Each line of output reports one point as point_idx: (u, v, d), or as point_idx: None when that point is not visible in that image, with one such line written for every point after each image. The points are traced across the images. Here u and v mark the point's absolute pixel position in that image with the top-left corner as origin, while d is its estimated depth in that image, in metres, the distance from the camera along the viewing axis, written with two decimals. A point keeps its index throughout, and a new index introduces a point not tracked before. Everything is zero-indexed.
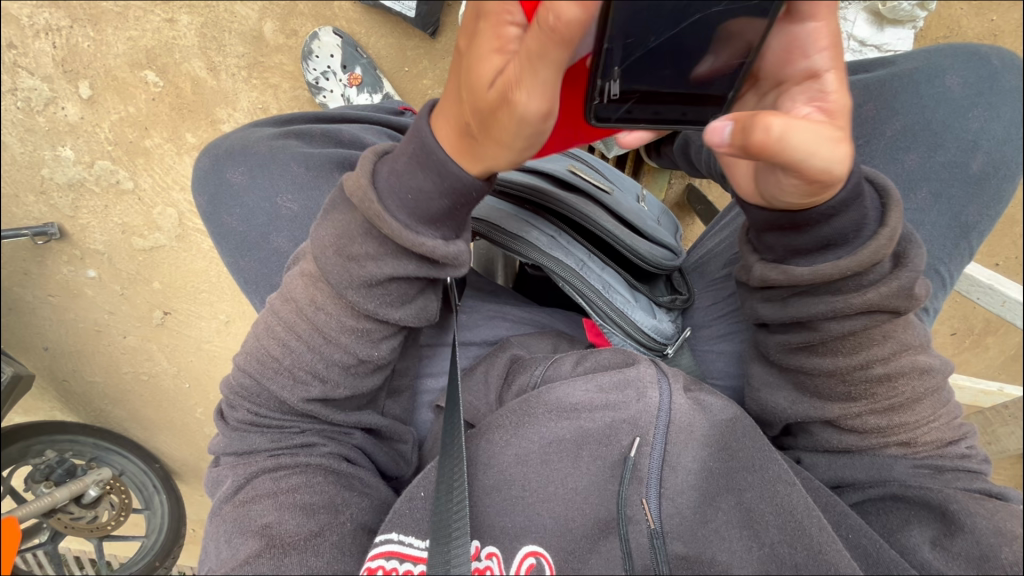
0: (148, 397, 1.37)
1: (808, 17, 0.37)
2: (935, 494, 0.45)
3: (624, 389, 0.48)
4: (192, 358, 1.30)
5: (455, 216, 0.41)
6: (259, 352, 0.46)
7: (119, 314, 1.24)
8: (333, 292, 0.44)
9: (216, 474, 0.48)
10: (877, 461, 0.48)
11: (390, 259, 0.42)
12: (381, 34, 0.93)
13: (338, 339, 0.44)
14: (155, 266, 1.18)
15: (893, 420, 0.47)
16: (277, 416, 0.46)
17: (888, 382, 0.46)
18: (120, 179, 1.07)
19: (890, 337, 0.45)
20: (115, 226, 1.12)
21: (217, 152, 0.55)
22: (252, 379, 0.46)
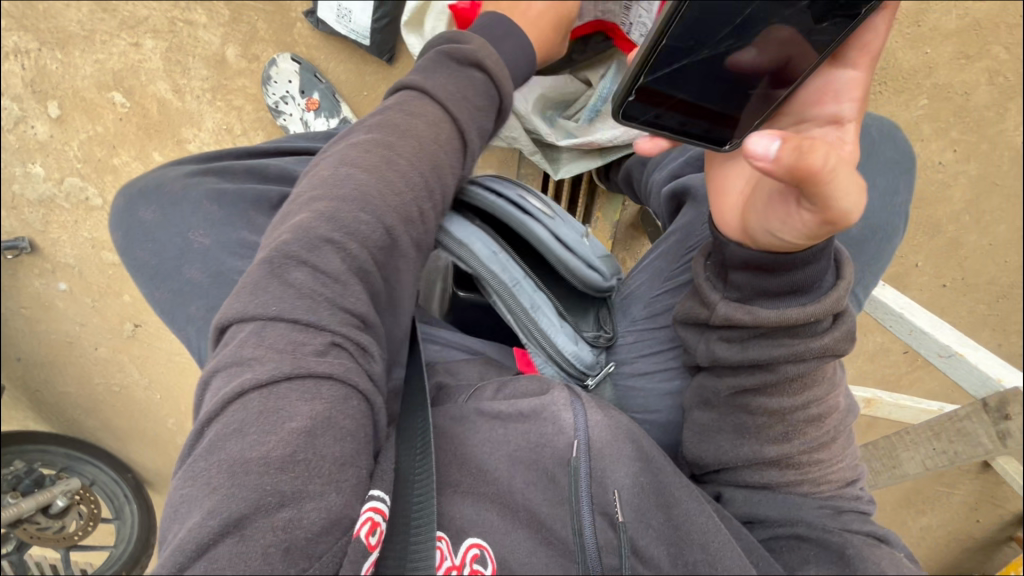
0: (120, 407, 1.39)
1: (848, 67, 0.43)
2: (835, 537, 0.46)
3: (540, 416, 0.50)
4: (162, 369, 1.32)
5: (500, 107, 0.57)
6: (351, 203, 0.42)
7: (90, 326, 1.26)
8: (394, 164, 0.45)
9: (240, 355, 0.36)
10: (789, 501, 0.50)
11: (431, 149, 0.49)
12: (340, 59, 0.95)
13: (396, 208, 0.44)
14: (124, 280, 1.20)
15: (813, 458, 0.50)
16: (333, 282, 0.39)
17: (817, 422, 0.49)
18: (89, 196, 1.09)
19: (826, 379, 0.49)
20: (85, 240, 1.15)
21: (133, 194, 0.54)
22: (325, 225, 0.41)
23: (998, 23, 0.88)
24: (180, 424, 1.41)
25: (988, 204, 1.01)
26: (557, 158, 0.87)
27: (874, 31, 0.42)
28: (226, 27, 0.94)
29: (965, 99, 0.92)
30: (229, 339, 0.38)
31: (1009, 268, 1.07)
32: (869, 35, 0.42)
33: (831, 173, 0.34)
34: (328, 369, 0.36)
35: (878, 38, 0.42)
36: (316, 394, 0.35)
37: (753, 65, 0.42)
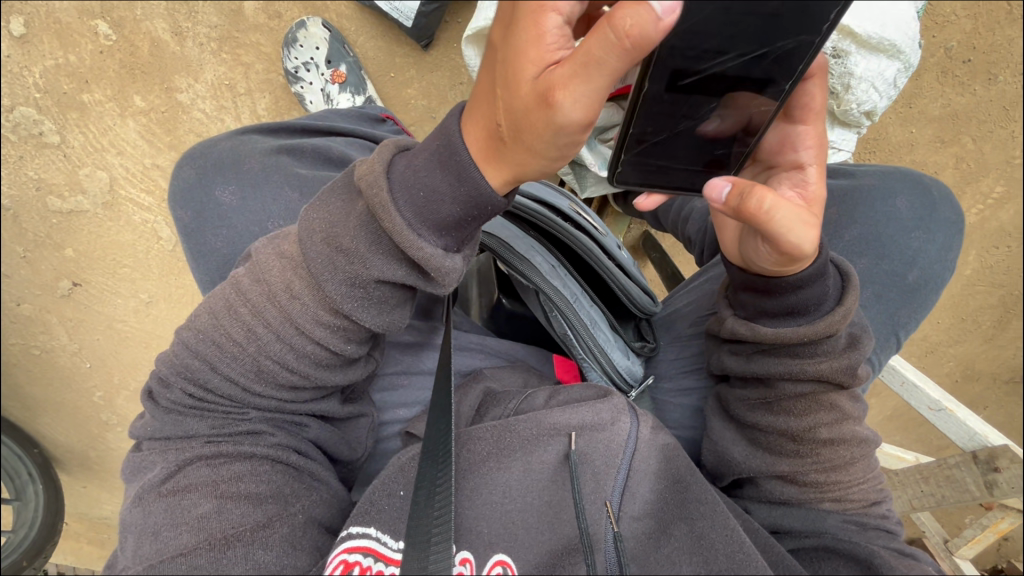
0: (37, 373, 1.22)
1: (800, 120, 0.44)
2: (863, 547, 0.44)
3: (595, 419, 0.49)
4: (99, 336, 1.18)
5: (461, 227, 0.39)
6: (210, 330, 0.43)
7: (17, 278, 1.10)
8: (311, 280, 0.41)
9: (149, 455, 0.45)
10: (812, 514, 0.48)
11: (380, 259, 0.40)
12: (371, 35, 0.92)
13: (310, 330, 0.42)
14: (69, 233, 1.05)
15: (832, 477, 0.47)
16: (216, 398, 0.45)
17: (832, 446, 0.47)
18: (44, 131, 0.95)
19: (837, 405, 0.47)
20: (29, 181, 0.99)
21: (205, 166, 0.54)
22: (190, 356, 0.44)
23: (968, 117, 1.00)
24: (110, 398, 1.27)
25: None
26: (585, 176, 0.87)
27: (810, 95, 0.43)
28: None
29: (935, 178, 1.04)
30: (141, 450, 0.47)
31: (938, 329, 1.22)
32: (808, 95, 0.43)
33: (767, 214, 0.39)
34: (215, 452, 0.44)
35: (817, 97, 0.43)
36: (216, 476, 0.43)
37: (718, 128, 0.44)
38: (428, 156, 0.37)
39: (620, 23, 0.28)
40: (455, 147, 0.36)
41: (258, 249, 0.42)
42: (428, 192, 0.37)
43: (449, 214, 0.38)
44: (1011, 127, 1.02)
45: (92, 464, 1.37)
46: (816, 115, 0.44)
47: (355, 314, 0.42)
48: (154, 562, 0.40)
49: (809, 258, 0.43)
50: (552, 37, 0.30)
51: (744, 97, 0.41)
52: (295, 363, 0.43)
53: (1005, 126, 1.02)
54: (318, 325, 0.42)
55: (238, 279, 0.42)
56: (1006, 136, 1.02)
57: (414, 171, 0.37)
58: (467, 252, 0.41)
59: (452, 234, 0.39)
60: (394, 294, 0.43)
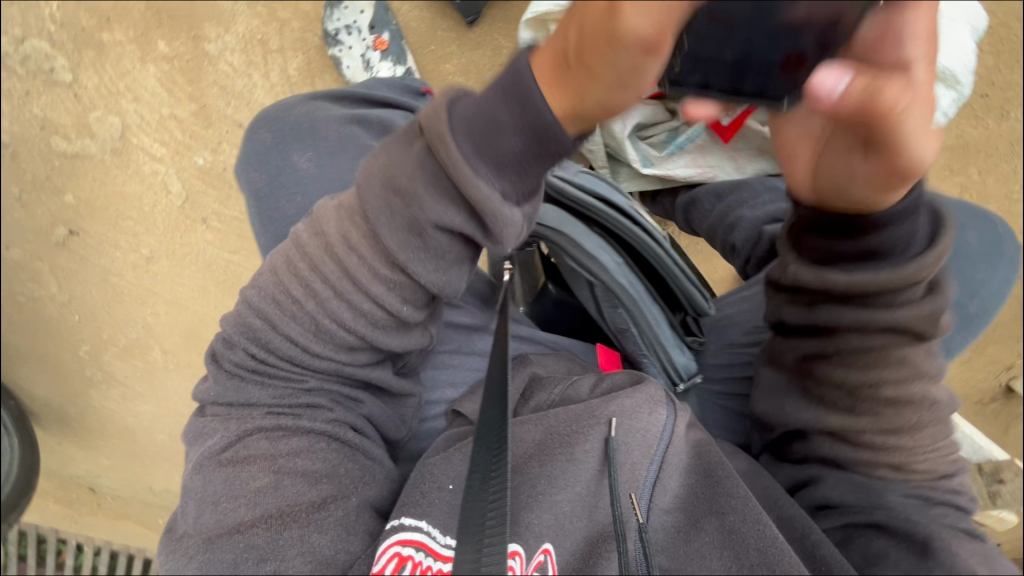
0: (22, 321, 1.17)
1: (907, 11, 0.38)
2: (918, 528, 0.45)
3: (637, 408, 0.50)
4: (92, 289, 1.13)
5: (521, 165, 0.40)
6: (270, 288, 0.43)
7: (10, 220, 1.05)
8: (372, 233, 0.41)
9: (205, 423, 0.45)
10: (868, 485, 0.48)
11: (437, 203, 0.40)
12: (415, 5, 0.91)
13: (367, 285, 0.42)
14: (71, 178, 1.00)
15: (894, 440, 0.48)
16: (278, 364, 0.44)
17: (895, 406, 0.48)
18: (56, 67, 0.91)
19: (906, 362, 0.48)
20: (33, 118, 0.94)
21: (283, 131, 0.56)
22: (253, 316, 0.43)
23: (979, 149, 1.05)
24: (96, 353, 1.22)
25: None
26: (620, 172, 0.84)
27: None
28: None
29: None
30: (202, 415, 0.46)
31: None
32: None
33: (872, 92, 0.39)
34: (272, 424, 0.44)
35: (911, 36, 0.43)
36: (274, 448, 0.43)
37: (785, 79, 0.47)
38: (496, 91, 0.39)
39: None
40: (525, 87, 0.39)
41: (321, 206, 0.43)
42: (489, 122, 0.39)
43: (511, 147, 0.39)
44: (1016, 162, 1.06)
45: (69, 420, 1.33)
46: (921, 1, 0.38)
47: (410, 265, 0.42)
48: (213, 535, 0.40)
49: (909, 180, 0.44)
50: None
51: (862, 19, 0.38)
52: (360, 327, 0.43)
53: (1010, 162, 1.06)
54: (375, 280, 0.42)
55: (299, 236, 0.42)
56: (1011, 170, 1.07)
57: (478, 112, 0.39)
58: (526, 206, 0.42)
59: (512, 169, 0.40)
60: (451, 248, 0.43)
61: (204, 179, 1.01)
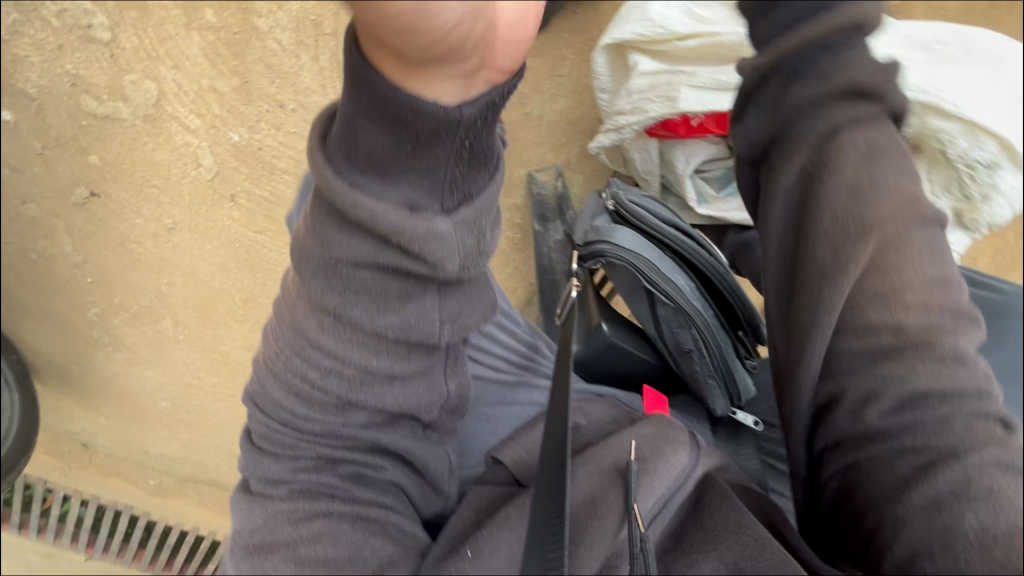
0: (30, 279, 1.14)
1: None
2: (917, 425, 0.47)
3: (652, 446, 0.51)
4: (109, 254, 1.10)
5: (412, 163, 0.36)
6: (265, 363, 0.43)
7: (29, 175, 1.01)
8: (314, 296, 0.38)
9: (237, 506, 0.46)
10: (877, 373, 0.49)
11: (344, 239, 0.36)
12: None
13: (331, 348, 0.39)
14: (98, 139, 0.96)
15: (875, 280, 0.50)
16: (284, 438, 0.43)
17: (872, 237, 0.50)
18: (94, 24, 0.88)
19: (891, 196, 0.51)
20: (65, 75, 0.90)
21: None
22: (253, 391, 0.44)
23: None
24: (105, 317, 1.19)
25: None
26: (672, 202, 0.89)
27: None
28: None
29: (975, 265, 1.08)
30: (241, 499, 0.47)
31: None
32: None
33: None
34: (290, 497, 0.43)
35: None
36: (297, 532, 0.42)
37: None
38: (350, 93, 0.34)
39: None
40: (377, 85, 0.33)
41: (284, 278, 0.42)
42: (347, 128, 0.35)
43: (377, 146, 0.35)
44: None
45: (71, 379, 1.30)
46: None
47: (346, 311, 0.38)
48: None
49: None
50: None
51: None
52: (345, 385, 0.41)
53: None
54: (338, 342, 0.39)
55: (276, 315, 0.42)
56: None
57: (348, 132, 0.35)
58: (447, 210, 0.37)
59: (398, 171, 0.36)
60: (392, 281, 0.38)
61: (239, 156, 0.97)
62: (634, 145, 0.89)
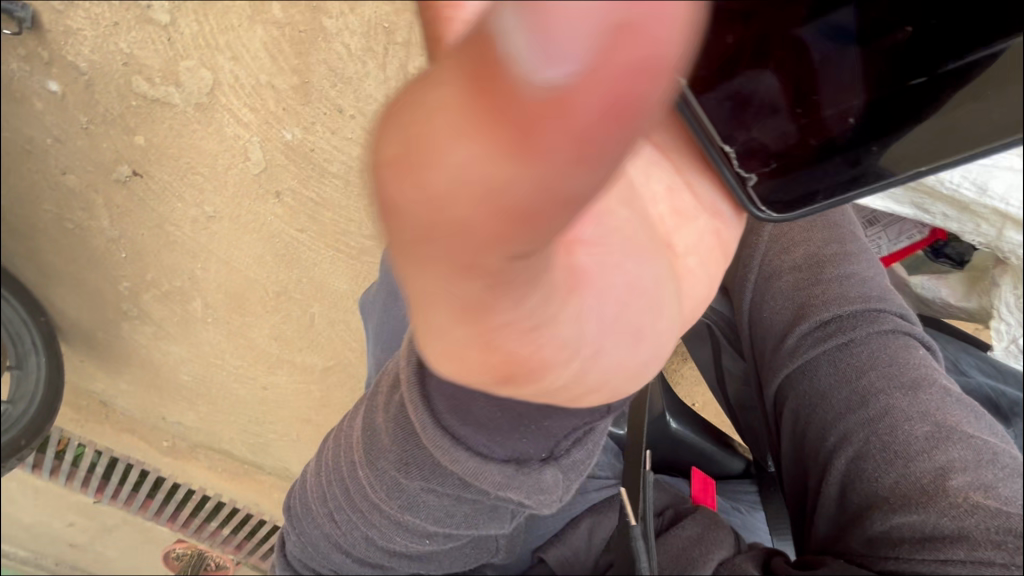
0: (63, 246, 1.12)
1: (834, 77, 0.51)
2: (885, 415, 0.64)
3: (693, 543, 0.56)
4: (144, 232, 1.07)
5: (515, 434, 0.41)
6: (320, 505, 0.50)
7: (69, 147, 0.96)
8: (382, 499, 0.45)
9: None
10: (847, 378, 0.69)
11: (433, 476, 0.43)
12: None
13: (393, 535, 0.46)
14: (147, 120, 0.91)
15: (821, 292, 0.75)
16: (328, 565, 0.51)
17: (832, 287, 0.74)
18: (156, 5, 0.82)
19: (825, 247, 0.77)
20: (118, 52, 0.85)
21: None
22: (305, 520, 0.51)
23: None
24: (136, 291, 1.18)
25: None
26: None
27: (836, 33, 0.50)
28: None
29: None
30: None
31: None
32: None
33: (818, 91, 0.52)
34: None
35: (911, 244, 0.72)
36: None
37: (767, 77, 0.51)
38: (469, 383, 0.40)
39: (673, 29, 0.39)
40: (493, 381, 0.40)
41: (352, 455, 0.47)
42: (458, 394, 0.40)
43: (488, 418, 0.40)
44: None
45: (95, 344, 1.30)
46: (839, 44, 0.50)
47: (412, 514, 0.45)
48: None
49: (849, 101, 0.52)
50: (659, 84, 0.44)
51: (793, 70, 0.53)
52: (407, 550, 0.48)
53: None
54: (400, 533, 0.46)
55: (337, 480, 0.48)
56: None
57: (460, 408, 0.41)
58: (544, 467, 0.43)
59: (516, 436, 0.42)
60: (469, 507, 0.45)
61: (288, 155, 0.93)
62: None
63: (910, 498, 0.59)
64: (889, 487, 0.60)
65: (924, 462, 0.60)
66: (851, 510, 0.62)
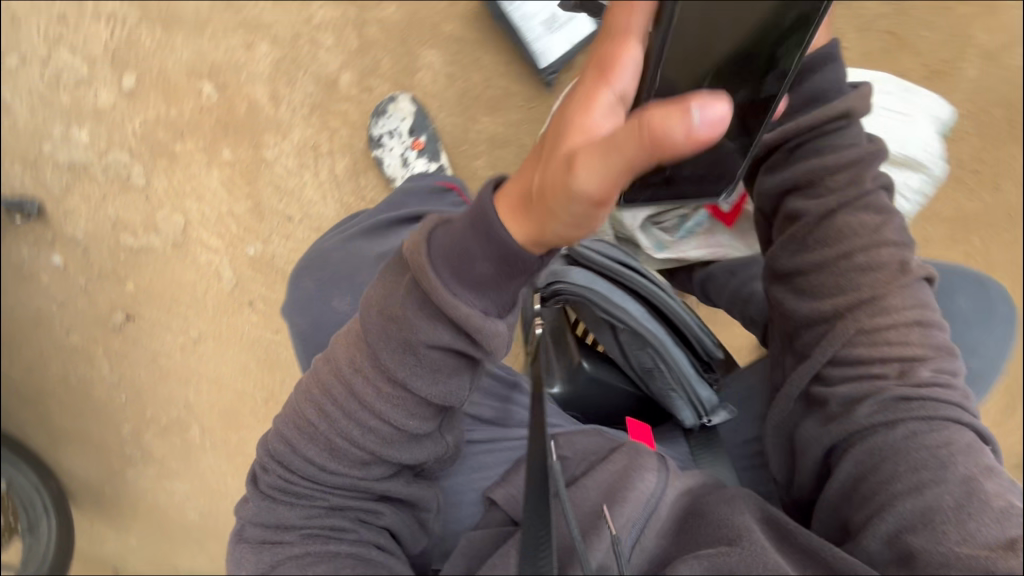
0: (69, 404, 1.23)
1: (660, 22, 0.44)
2: (944, 460, 0.52)
3: (626, 470, 0.58)
4: (140, 370, 1.20)
5: (490, 284, 0.48)
6: (292, 418, 0.54)
7: (71, 308, 1.13)
8: (371, 360, 0.51)
9: (258, 540, 0.55)
10: (874, 380, 0.59)
11: (426, 322, 0.49)
12: (450, 113, 0.97)
13: (375, 406, 0.51)
14: (134, 267, 1.09)
15: (864, 303, 0.61)
16: (304, 486, 0.54)
17: (865, 270, 0.61)
18: (132, 174, 1.01)
19: (859, 233, 0.62)
20: (106, 218, 1.05)
21: (321, 279, 0.61)
22: (280, 446, 0.55)
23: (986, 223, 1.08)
24: (137, 432, 1.27)
25: None
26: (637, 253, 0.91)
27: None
28: (349, 55, 0.94)
29: None
30: (240, 543, 0.56)
31: None
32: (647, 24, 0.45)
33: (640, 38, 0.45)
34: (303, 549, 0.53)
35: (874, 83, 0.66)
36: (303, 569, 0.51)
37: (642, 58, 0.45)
38: (464, 225, 0.47)
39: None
40: (490, 222, 0.45)
41: (332, 346, 0.54)
42: (459, 255, 0.47)
43: (482, 272, 0.47)
44: None
45: (100, 500, 1.32)
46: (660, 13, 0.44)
47: (409, 381, 0.51)
48: None
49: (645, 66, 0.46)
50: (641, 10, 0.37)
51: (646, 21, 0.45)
52: (388, 436, 0.53)
53: None
54: (385, 403, 0.51)
55: (316, 367, 0.54)
56: None
57: (453, 254, 0.47)
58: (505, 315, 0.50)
59: (488, 289, 0.48)
60: (447, 363, 0.51)
61: (254, 267, 1.08)
62: None
63: (972, 564, 0.45)
64: (947, 545, 0.47)
65: (997, 528, 0.47)
66: (890, 558, 0.49)
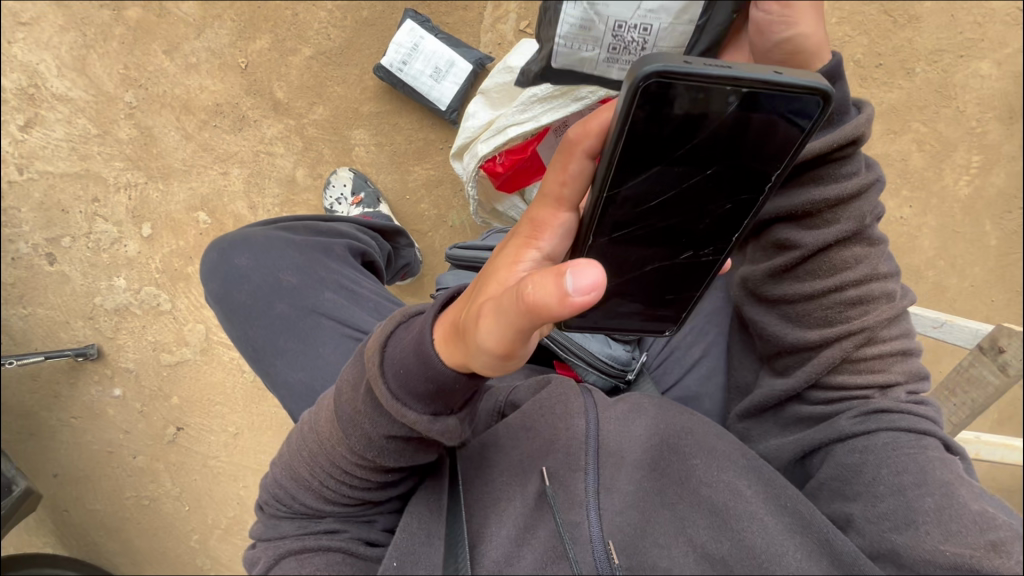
0: (145, 525, 1.36)
1: (591, 155, 0.42)
2: (928, 471, 0.53)
3: (559, 417, 0.62)
4: (196, 477, 1.33)
5: (439, 399, 0.50)
6: (286, 457, 0.60)
7: (134, 433, 1.31)
8: (341, 432, 0.54)
9: (266, 537, 0.61)
10: (875, 412, 0.58)
11: (385, 420, 0.52)
12: (388, 173, 1.16)
13: (354, 470, 0.56)
14: (176, 381, 1.28)
15: (864, 347, 0.59)
16: (303, 508, 0.60)
17: (859, 305, 0.58)
18: (161, 301, 1.24)
19: (862, 262, 0.58)
20: (148, 344, 1.26)
21: (222, 247, 0.74)
22: (279, 486, 0.61)
23: (909, 106, 1.09)
24: (204, 540, 1.37)
25: (956, 248, 1.14)
26: None
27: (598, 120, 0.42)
28: (299, 154, 1.16)
29: (905, 165, 1.11)
30: (255, 547, 0.62)
31: (994, 306, 1.17)
32: (589, 132, 0.42)
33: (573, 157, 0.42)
34: (299, 545, 0.58)
35: (810, 19, 0.49)
36: (301, 564, 0.57)
37: (581, 171, 0.42)
38: (412, 344, 0.49)
39: (577, 147, 0.42)
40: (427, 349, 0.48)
41: (314, 410, 0.58)
42: (406, 366, 0.49)
43: (425, 391, 0.49)
44: (953, 104, 1.09)
45: None
46: (589, 141, 0.42)
47: (380, 460, 0.54)
48: None
49: (575, 189, 0.43)
50: (575, 171, 0.42)
51: (580, 134, 0.42)
52: (369, 481, 0.58)
53: (946, 105, 1.09)
54: (358, 465, 0.55)
55: (303, 425, 0.58)
56: (953, 113, 1.09)
57: (403, 377, 0.49)
58: (457, 416, 0.52)
59: (444, 411, 0.51)
60: (408, 445, 0.55)
61: None
62: (503, 206, 1.02)
63: (955, 561, 0.47)
64: (934, 544, 0.48)
65: (975, 532, 0.48)
66: (870, 552, 0.52)
